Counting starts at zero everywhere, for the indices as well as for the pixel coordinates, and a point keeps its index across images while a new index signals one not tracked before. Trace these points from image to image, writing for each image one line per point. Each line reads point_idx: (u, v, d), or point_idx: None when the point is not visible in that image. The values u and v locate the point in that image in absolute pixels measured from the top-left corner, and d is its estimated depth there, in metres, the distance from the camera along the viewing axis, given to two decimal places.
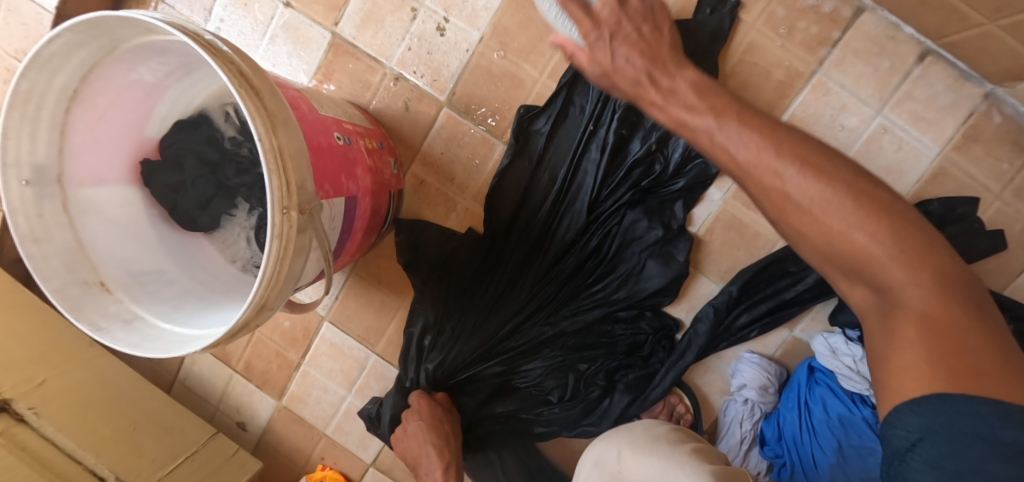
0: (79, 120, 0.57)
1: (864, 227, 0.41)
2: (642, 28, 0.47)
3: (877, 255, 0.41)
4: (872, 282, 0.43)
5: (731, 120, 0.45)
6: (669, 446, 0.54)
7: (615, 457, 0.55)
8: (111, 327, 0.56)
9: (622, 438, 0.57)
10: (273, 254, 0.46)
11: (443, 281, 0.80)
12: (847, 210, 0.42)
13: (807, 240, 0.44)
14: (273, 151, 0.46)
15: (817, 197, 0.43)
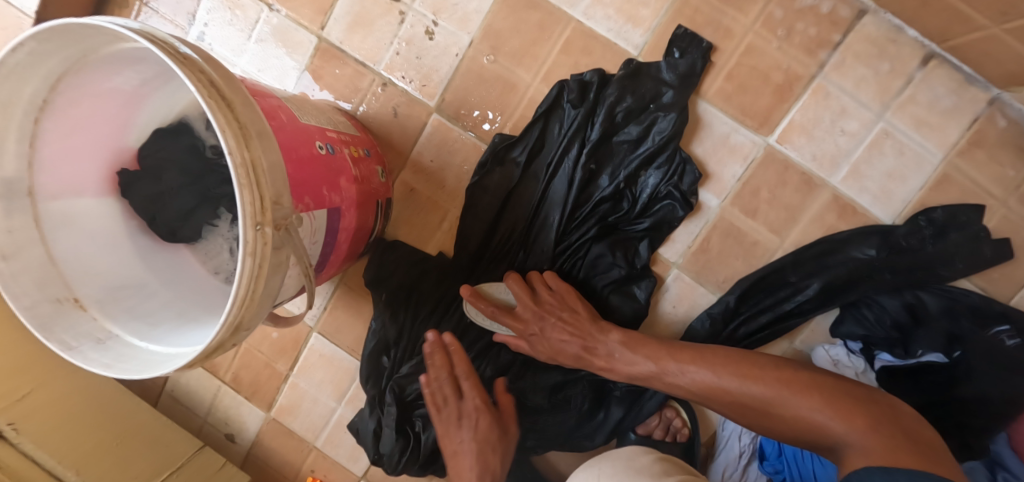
0: (50, 130, 0.55)
1: (811, 400, 0.55)
2: (563, 312, 0.69)
3: (821, 422, 0.54)
4: (829, 449, 0.54)
5: (667, 363, 0.63)
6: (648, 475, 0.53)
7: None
8: (84, 346, 0.54)
9: (601, 471, 0.56)
10: (245, 273, 0.45)
11: (406, 306, 0.78)
12: (771, 381, 0.58)
13: (783, 424, 0.57)
14: (245, 166, 0.44)
15: (762, 397, 0.58)
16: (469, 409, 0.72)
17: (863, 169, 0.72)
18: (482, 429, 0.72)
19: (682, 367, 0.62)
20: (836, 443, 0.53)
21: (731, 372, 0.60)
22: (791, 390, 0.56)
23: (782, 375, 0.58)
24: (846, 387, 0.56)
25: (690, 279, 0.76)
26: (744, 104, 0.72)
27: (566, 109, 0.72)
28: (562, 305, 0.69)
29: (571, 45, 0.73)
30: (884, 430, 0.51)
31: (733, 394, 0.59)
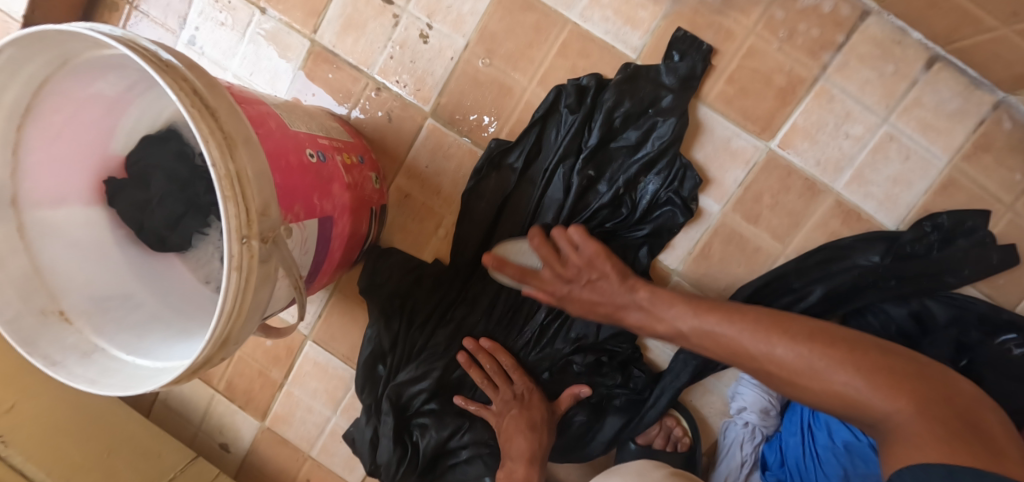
0: (32, 139, 0.54)
1: (845, 370, 0.50)
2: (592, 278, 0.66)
3: (861, 395, 0.49)
4: (870, 419, 0.49)
5: (683, 309, 0.62)
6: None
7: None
8: (68, 360, 0.53)
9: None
10: (232, 286, 0.43)
11: (403, 314, 0.76)
12: (812, 345, 0.53)
13: (812, 391, 0.52)
14: (230, 177, 0.43)
15: (796, 364, 0.53)
16: (521, 394, 0.74)
17: (867, 174, 0.70)
18: (532, 411, 0.72)
19: (702, 319, 0.60)
20: (877, 419, 0.48)
21: (756, 335, 0.56)
22: (823, 354, 0.52)
23: (816, 339, 0.53)
24: (884, 355, 0.51)
25: (690, 286, 0.75)
26: (746, 107, 0.70)
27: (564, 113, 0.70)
28: (590, 268, 0.65)
29: (568, 47, 0.71)
30: (942, 435, 0.43)
31: (771, 354, 0.54)
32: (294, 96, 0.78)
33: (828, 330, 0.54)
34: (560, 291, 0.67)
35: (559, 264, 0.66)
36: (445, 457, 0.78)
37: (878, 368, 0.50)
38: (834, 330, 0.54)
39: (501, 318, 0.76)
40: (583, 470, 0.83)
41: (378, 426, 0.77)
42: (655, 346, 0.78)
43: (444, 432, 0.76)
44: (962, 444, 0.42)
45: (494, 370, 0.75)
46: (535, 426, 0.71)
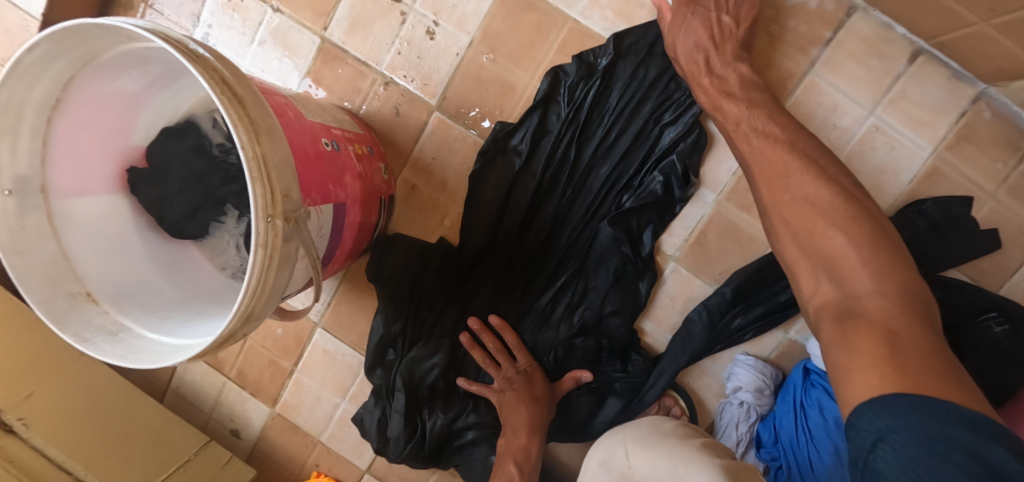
0: (61, 129, 0.57)
1: (843, 231, 0.52)
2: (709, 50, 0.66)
3: (849, 255, 0.51)
4: (840, 280, 0.51)
5: (760, 114, 0.62)
6: (679, 443, 0.59)
7: (623, 455, 0.61)
8: (97, 339, 0.56)
9: (627, 436, 0.63)
10: (257, 263, 0.46)
11: (413, 295, 0.80)
12: (835, 213, 0.53)
13: (791, 227, 0.56)
14: (256, 160, 0.46)
15: (813, 195, 0.55)
16: (526, 370, 0.78)
17: (855, 164, 0.74)
18: (534, 386, 0.76)
19: (757, 142, 0.61)
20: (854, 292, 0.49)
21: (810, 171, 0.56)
22: (835, 224, 0.53)
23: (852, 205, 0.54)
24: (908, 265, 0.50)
25: (687, 272, 0.78)
26: None
27: (566, 97, 0.73)
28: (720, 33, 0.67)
29: (568, 45, 0.75)
30: (895, 330, 0.45)
31: (801, 196, 0.56)
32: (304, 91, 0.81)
33: (862, 201, 0.55)
34: (719, 68, 0.66)
35: (717, 20, 0.67)
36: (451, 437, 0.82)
37: (883, 242, 0.51)
38: (864, 201, 0.55)
39: (504, 302, 0.80)
40: (585, 452, 0.86)
41: (387, 407, 0.81)
42: (653, 330, 0.80)
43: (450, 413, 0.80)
44: (913, 360, 0.42)
45: (496, 348, 0.78)
46: (537, 401, 0.75)
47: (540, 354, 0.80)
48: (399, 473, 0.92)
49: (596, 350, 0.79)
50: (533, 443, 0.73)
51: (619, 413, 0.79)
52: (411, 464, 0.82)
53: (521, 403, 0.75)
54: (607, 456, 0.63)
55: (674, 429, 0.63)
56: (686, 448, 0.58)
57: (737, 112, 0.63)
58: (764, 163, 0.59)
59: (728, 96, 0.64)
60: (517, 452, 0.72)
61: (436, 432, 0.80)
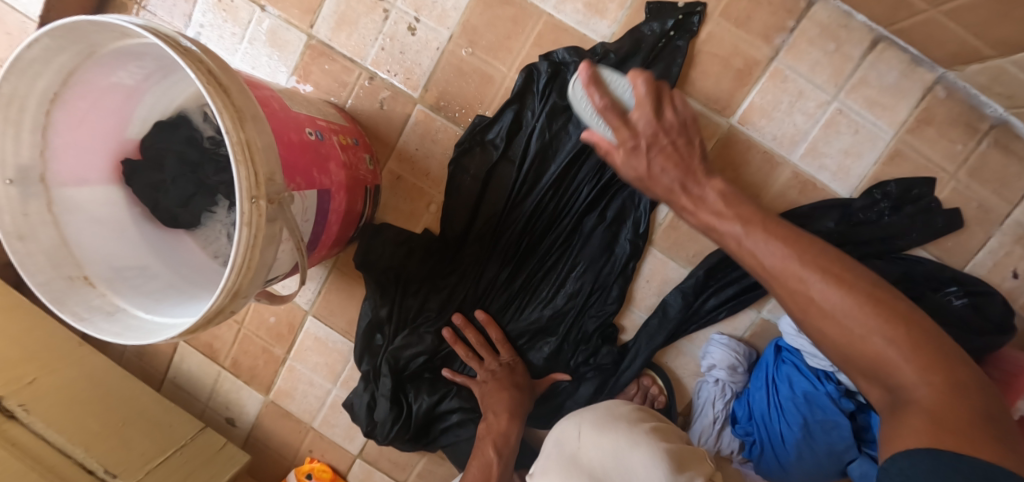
0: (61, 122, 0.60)
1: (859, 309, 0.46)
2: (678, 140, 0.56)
3: (893, 356, 0.44)
4: (887, 382, 0.44)
5: (757, 228, 0.52)
6: (629, 424, 0.62)
7: (576, 435, 0.62)
8: (95, 317, 0.59)
9: (582, 418, 0.64)
10: (243, 241, 0.50)
11: (398, 282, 0.83)
12: (868, 318, 0.45)
13: (830, 341, 0.47)
14: (241, 145, 0.49)
15: (838, 304, 0.47)
16: (507, 364, 0.81)
17: (820, 147, 0.76)
18: (516, 377, 0.80)
19: (770, 241, 0.51)
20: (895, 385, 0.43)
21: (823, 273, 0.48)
22: (879, 311, 0.45)
23: (868, 298, 0.46)
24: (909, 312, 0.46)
25: (663, 255, 0.81)
26: (709, 89, 0.76)
27: (540, 89, 0.77)
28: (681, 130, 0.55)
29: (543, 38, 0.78)
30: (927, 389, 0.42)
31: (823, 301, 0.47)
32: (293, 86, 0.84)
33: (890, 300, 0.46)
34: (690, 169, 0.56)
35: (676, 141, 0.55)
36: (435, 420, 0.86)
37: (910, 325, 0.44)
38: (893, 299, 0.46)
39: (486, 292, 0.83)
40: None
41: (375, 391, 0.84)
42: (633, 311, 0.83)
43: (434, 398, 0.84)
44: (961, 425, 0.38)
45: (479, 342, 0.82)
46: (519, 389, 0.79)
47: (521, 341, 0.84)
48: (389, 457, 0.94)
49: (570, 341, 0.82)
50: (513, 427, 0.76)
51: (592, 398, 0.82)
52: (398, 446, 0.85)
53: (500, 391, 0.78)
54: (564, 437, 0.63)
55: (628, 412, 0.65)
56: (633, 430, 0.60)
57: (736, 233, 0.52)
58: (775, 274, 0.50)
59: (719, 217, 0.53)
60: (496, 433, 0.75)
61: (421, 414, 0.83)
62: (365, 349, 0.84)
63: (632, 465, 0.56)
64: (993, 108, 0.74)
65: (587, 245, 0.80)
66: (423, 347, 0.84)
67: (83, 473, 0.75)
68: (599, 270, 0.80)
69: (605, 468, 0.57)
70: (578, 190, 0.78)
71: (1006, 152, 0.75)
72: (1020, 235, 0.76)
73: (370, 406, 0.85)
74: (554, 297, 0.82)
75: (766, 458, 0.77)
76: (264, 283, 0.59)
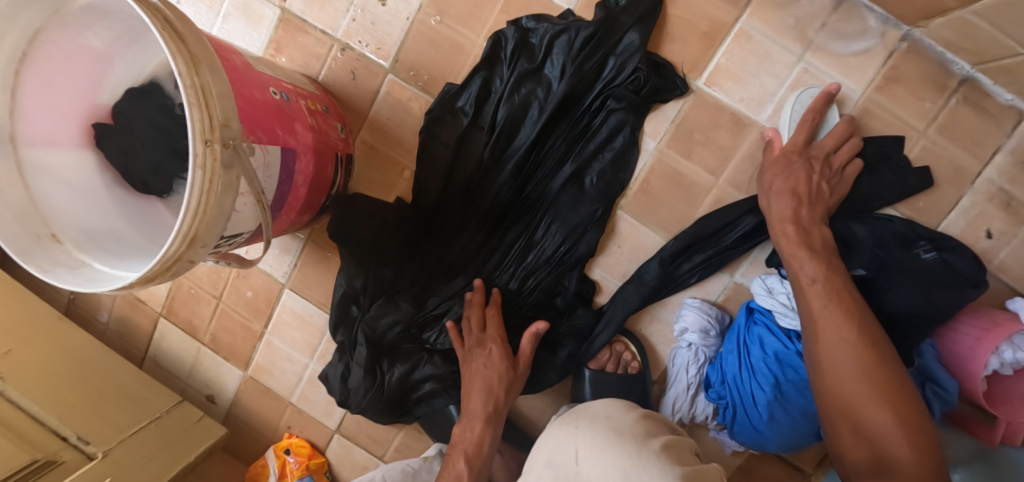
0: (29, 83, 0.62)
1: (890, 409, 0.60)
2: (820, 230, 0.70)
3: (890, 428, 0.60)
4: (878, 449, 0.60)
5: (835, 280, 0.66)
6: (637, 444, 0.54)
7: (572, 457, 0.55)
8: (59, 270, 0.60)
9: (580, 436, 0.58)
10: (197, 184, 0.51)
11: (373, 253, 0.83)
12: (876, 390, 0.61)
13: (836, 398, 0.64)
14: (195, 89, 0.51)
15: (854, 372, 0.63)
16: (489, 342, 0.78)
17: (788, 108, 0.76)
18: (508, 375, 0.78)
19: (830, 306, 0.65)
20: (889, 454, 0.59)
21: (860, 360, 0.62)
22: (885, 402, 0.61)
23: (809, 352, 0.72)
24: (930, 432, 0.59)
25: (633, 219, 0.81)
26: (674, 51, 0.77)
27: (508, 54, 0.77)
28: (817, 196, 0.71)
29: (510, 5, 0.79)
30: None
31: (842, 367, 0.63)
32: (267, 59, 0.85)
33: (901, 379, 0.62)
34: (806, 222, 0.70)
35: (812, 179, 0.70)
36: (410, 389, 0.86)
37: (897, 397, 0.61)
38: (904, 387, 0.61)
39: (462, 258, 0.83)
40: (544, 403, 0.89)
41: (350, 360, 0.85)
42: (605, 276, 0.83)
43: (411, 366, 0.84)
44: None
45: (479, 323, 0.80)
46: (507, 369, 0.78)
47: (499, 308, 0.83)
48: (368, 432, 0.94)
49: (543, 304, 0.83)
50: (486, 434, 0.75)
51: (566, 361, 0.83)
52: (372, 417, 0.87)
53: (483, 390, 0.77)
54: (556, 454, 0.58)
55: (633, 428, 0.58)
56: (643, 450, 0.53)
57: (812, 273, 0.67)
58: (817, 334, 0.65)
59: (811, 251, 0.68)
60: (468, 444, 0.75)
61: (395, 383, 0.84)
62: (340, 317, 0.85)
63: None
64: (960, 64, 0.73)
65: (559, 209, 0.80)
66: (399, 315, 0.82)
67: (56, 440, 0.76)
68: (571, 232, 0.80)
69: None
70: (548, 155, 0.79)
71: (975, 109, 0.74)
72: (992, 194, 0.76)
73: (345, 374, 0.85)
74: (527, 262, 0.82)
75: (740, 422, 0.77)
76: (223, 238, 0.60)
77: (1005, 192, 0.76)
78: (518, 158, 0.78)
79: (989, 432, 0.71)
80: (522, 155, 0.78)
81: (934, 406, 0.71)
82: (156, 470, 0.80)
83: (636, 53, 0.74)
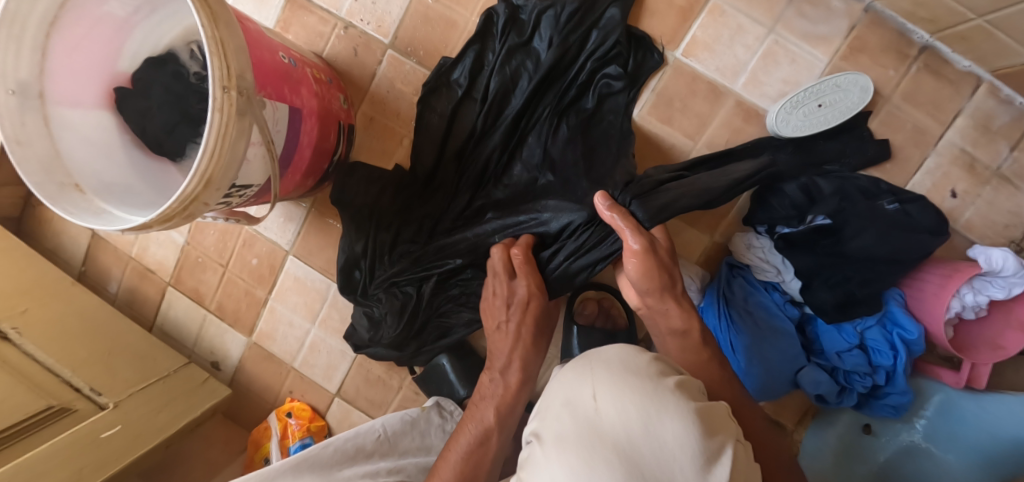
0: (57, 46, 0.67)
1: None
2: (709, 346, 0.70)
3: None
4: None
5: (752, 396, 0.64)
6: (657, 385, 0.49)
7: (590, 398, 0.49)
8: (84, 215, 0.65)
9: (596, 374, 0.52)
10: (214, 126, 0.56)
11: (373, 218, 0.87)
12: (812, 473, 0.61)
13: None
14: (215, 40, 0.56)
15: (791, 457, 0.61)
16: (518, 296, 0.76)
17: (761, 77, 0.82)
18: (536, 316, 0.76)
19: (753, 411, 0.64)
20: None
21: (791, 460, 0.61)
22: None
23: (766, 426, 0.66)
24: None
25: None
26: (653, 26, 0.82)
27: (499, 30, 0.83)
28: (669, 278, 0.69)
29: None
30: None
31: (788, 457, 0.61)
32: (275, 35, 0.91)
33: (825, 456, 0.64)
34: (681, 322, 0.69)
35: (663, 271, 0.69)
36: (421, 330, 0.89)
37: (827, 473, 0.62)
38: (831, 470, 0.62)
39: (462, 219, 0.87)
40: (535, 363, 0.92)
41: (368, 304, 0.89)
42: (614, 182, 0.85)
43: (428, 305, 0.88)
44: None
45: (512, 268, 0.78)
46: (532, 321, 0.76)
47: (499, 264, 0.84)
48: (367, 396, 0.98)
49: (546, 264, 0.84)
50: (516, 391, 0.74)
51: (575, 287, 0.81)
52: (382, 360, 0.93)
53: (512, 341, 0.75)
54: (572, 395, 0.51)
55: (649, 367, 0.52)
56: (660, 387, 0.48)
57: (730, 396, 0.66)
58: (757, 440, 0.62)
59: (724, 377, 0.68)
60: (497, 399, 0.73)
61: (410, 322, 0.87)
62: (343, 275, 0.89)
63: (663, 435, 0.44)
64: (920, 34, 0.79)
65: (548, 176, 0.82)
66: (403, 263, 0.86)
67: (70, 390, 0.79)
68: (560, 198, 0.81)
69: (632, 439, 0.45)
70: (539, 120, 0.83)
71: (936, 76, 0.80)
72: (955, 156, 0.81)
73: (370, 322, 0.91)
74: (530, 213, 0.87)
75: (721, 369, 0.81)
76: (233, 186, 0.65)
77: (968, 154, 0.80)
78: (509, 123, 0.83)
79: (955, 375, 0.76)
80: (512, 122, 0.83)
81: (903, 351, 0.74)
82: (163, 422, 0.83)
83: (617, 27, 0.80)
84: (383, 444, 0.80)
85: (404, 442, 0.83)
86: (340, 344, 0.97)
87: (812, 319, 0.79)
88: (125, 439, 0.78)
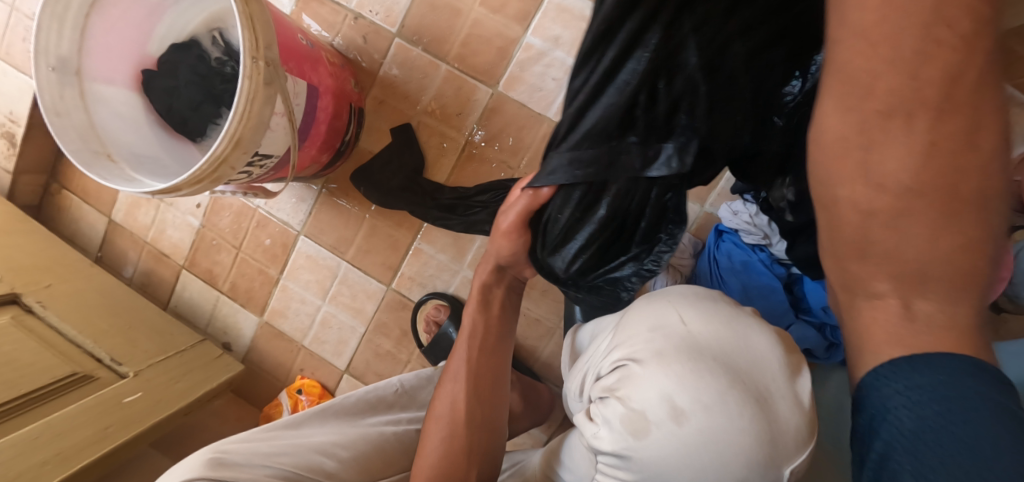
0: (95, 25, 0.72)
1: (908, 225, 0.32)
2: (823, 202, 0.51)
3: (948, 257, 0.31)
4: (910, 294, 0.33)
5: None
6: (736, 307, 0.56)
7: (678, 320, 0.54)
8: (116, 180, 0.69)
9: (674, 300, 0.56)
10: (243, 92, 0.61)
11: (412, 186, 0.94)
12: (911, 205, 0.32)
13: None
14: (246, 14, 0.60)
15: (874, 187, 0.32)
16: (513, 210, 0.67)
17: None
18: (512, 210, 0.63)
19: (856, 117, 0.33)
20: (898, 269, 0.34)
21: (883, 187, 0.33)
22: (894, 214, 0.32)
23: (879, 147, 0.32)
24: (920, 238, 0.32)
25: None
26: None
27: None
28: None
29: None
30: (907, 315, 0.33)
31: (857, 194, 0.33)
32: (295, 13, 0.96)
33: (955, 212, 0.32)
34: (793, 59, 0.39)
35: None
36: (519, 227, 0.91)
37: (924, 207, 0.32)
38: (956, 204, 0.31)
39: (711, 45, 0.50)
40: (539, 331, 0.96)
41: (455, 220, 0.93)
42: None
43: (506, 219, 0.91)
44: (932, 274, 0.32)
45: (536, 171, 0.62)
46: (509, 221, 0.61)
47: None
48: (376, 370, 1.01)
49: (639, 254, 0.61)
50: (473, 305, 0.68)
51: (575, 260, 0.58)
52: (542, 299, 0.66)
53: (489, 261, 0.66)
54: (658, 320, 0.55)
55: (722, 296, 0.57)
56: (742, 311, 0.55)
57: None
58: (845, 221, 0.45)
59: None
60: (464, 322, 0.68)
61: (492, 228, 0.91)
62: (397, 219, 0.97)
63: (756, 349, 0.52)
64: None
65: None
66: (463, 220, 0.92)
67: (91, 360, 0.82)
68: None
69: (730, 352, 0.51)
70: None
71: None
72: None
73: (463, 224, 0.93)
74: (512, 155, 0.93)
75: None
76: (257, 153, 0.69)
77: None
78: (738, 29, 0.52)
79: None
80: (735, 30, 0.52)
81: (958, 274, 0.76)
82: (180, 390, 0.87)
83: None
84: (402, 397, 0.82)
85: (422, 395, 0.85)
86: (351, 319, 1.00)
87: (800, 279, 0.83)
88: (145, 404, 0.81)
